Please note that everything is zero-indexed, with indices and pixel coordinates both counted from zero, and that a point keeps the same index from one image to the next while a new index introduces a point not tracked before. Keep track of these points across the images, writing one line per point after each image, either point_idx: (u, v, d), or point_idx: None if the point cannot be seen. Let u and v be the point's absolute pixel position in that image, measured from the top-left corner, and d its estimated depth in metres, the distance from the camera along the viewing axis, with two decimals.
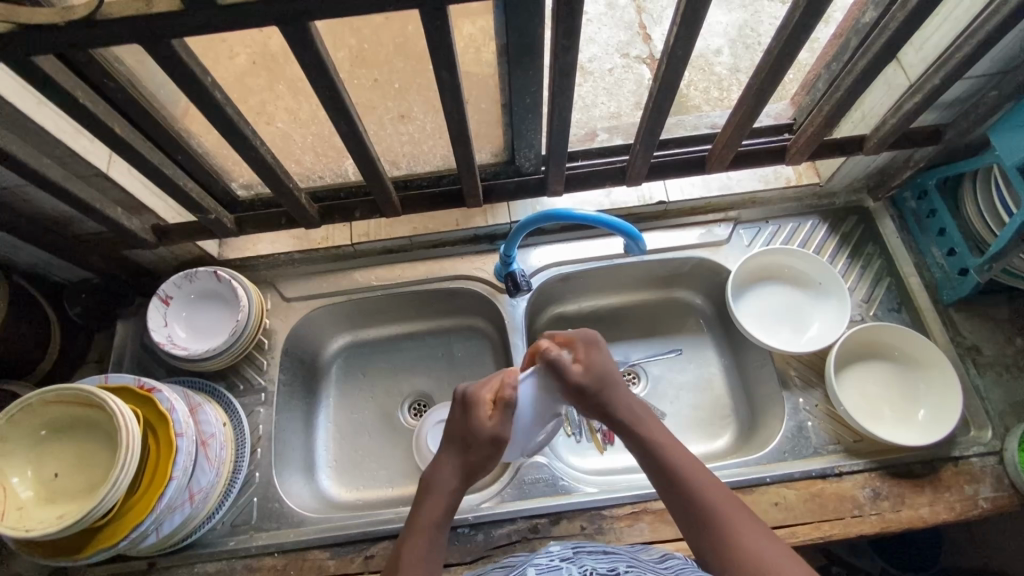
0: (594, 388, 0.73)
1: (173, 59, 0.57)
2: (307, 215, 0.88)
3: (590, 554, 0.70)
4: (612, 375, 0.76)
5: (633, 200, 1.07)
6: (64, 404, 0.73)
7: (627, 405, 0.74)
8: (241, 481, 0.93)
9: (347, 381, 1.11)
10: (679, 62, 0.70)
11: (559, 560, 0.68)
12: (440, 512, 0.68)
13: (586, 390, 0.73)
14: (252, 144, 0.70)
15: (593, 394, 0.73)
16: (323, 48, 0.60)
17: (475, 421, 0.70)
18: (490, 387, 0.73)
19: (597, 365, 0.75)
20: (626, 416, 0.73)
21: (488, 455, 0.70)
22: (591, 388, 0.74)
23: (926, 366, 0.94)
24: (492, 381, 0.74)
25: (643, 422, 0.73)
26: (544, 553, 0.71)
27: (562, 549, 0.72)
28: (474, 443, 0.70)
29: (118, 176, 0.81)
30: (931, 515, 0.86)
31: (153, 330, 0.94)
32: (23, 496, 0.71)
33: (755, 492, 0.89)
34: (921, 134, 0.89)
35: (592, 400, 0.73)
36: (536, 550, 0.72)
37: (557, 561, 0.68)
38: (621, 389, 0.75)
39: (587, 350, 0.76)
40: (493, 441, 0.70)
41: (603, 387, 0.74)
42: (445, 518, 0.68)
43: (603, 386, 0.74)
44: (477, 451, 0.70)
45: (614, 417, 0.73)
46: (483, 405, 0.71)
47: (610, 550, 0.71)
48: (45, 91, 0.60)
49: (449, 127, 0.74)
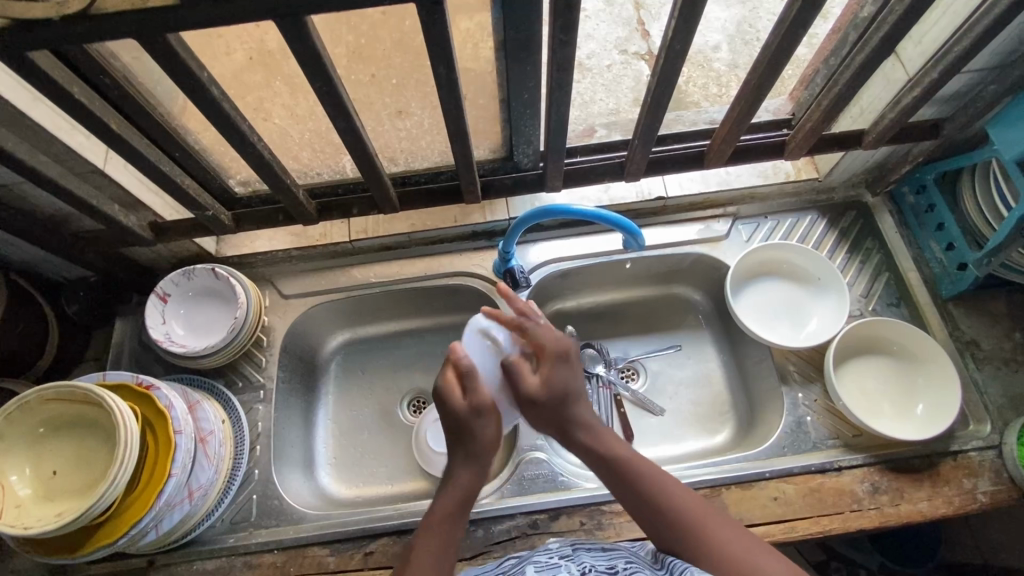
0: (549, 402, 0.71)
1: (169, 54, 0.57)
2: (304, 211, 0.87)
3: (589, 550, 0.71)
4: (576, 392, 0.72)
5: (632, 196, 1.07)
6: (61, 401, 0.73)
7: (591, 423, 0.72)
8: (240, 478, 0.93)
9: (346, 378, 1.12)
10: (678, 56, 0.70)
11: (558, 557, 0.69)
12: (456, 505, 0.68)
13: (539, 404, 0.71)
14: (249, 140, 0.70)
15: (547, 409, 0.71)
16: (319, 43, 0.59)
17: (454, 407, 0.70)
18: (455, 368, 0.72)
19: (562, 380, 0.72)
20: (588, 438, 0.71)
21: (480, 428, 0.70)
22: (547, 401, 0.71)
23: (926, 360, 0.94)
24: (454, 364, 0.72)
25: (611, 444, 0.71)
26: (544, 550, 0.72)
27: (562, 546, 0.73)
28: (467, 429, 0.70)
29: (115, 173, 0.81)
30: (930, 509, 0.86)
31: (151, 326, 0.94)
32: (22, 494, 0.71)
33: (755, 487, 0.89)
34: (920, 128, 0.89)
35: (548, 415, 0.72)
36: (536, 547, 0.72)
37: (556, 559, 0.68)
38: (582, 405, 0.73)
39: (555, 365, 0.72)
40: (472, 410, 0.69)
41: (561, 403, 0.71)
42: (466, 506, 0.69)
43: (561, 403, 0.71)
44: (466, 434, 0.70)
45: (572, 435, 0.72)
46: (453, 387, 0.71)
47: (609, 546, 0.72)
48: (41, 87, 0.59)
49: (446, 123, 0.74)
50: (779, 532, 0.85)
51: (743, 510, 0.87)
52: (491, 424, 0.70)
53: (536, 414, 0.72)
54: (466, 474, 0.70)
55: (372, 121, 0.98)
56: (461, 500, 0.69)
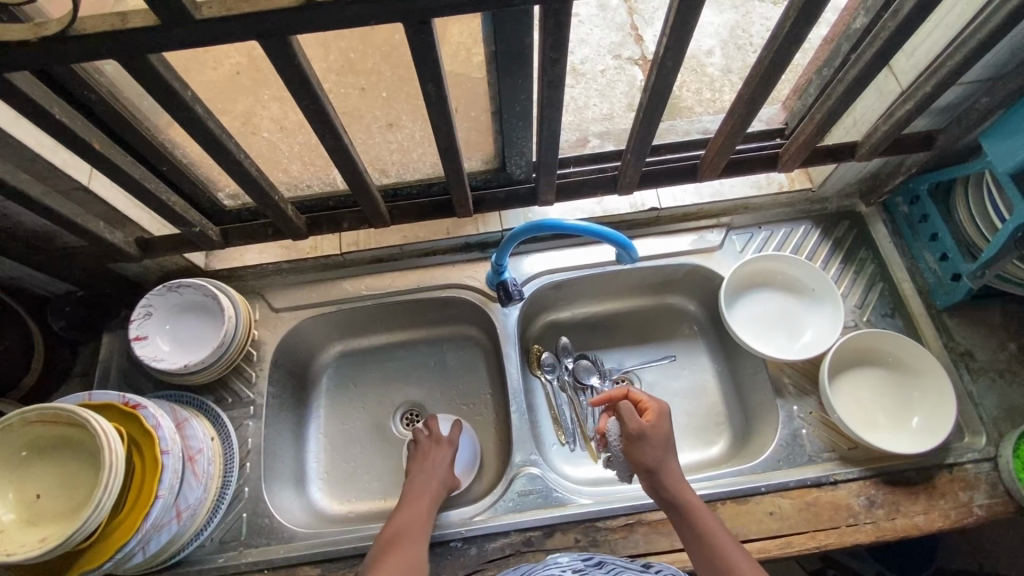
0: (650, 441, 0.78)
1: (152, 75, 0.56)
2: (293, 226, 0.86)
3: (600, 566, 0.76)
4: (669, 444, 0.80)
5: (625, 207, 1.06)
6: (45, 423, 0.71)
7: (675, 472, 0.78)
8: (230, 495, 0.92)
9: (338, 390, 1.10)
10: (670, 72, 0.69)
11: (570, 571, 0.74)
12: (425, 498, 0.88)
13: (640, 440, 0.78)
14: (237, 158, 0.69)
15: (644, 447, 0.78)
16: (305, 61, 0.58)
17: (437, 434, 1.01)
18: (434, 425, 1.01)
19: (662, 429, 0.80)
20: (673, 485, 0.77)
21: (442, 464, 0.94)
22: (649, 441, 0.78)
23: (922, 372, 0.94)
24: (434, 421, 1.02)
25: (687, 495, 0.76)
26: (554, 565, 0.77)
27: (572, 561, 0.78)
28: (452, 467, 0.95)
29: (100, 189, 0.79)
30: (926, 523, 0.86)
31: (148, 360, 0.91)
32: (4, 519, 0.69)
33: (750, 502, 0.88)
34: (914, 140, 0.89)
35: (645, 453, 0.78)
36: (548, 561, 0.78)
37: (569, 572, 0.74)
38: (673, 458, 0.79)
39: (659, 415, 0.81)
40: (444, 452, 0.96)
41: (661, 448, 0.78)
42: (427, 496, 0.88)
43: (656, 447, 0.78)
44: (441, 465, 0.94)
45: (660, 480, 0.77)
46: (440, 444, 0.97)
47: (620, 563, 0.77)
48: (21, 108, 0.58)
49: (437, 138, 0.73)
50: (775, 547, 0.85)
51: (738, 526, 0.86)
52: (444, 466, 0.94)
53: (637, 450, 0.78)
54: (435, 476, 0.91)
55: (363, 134, 0.96)
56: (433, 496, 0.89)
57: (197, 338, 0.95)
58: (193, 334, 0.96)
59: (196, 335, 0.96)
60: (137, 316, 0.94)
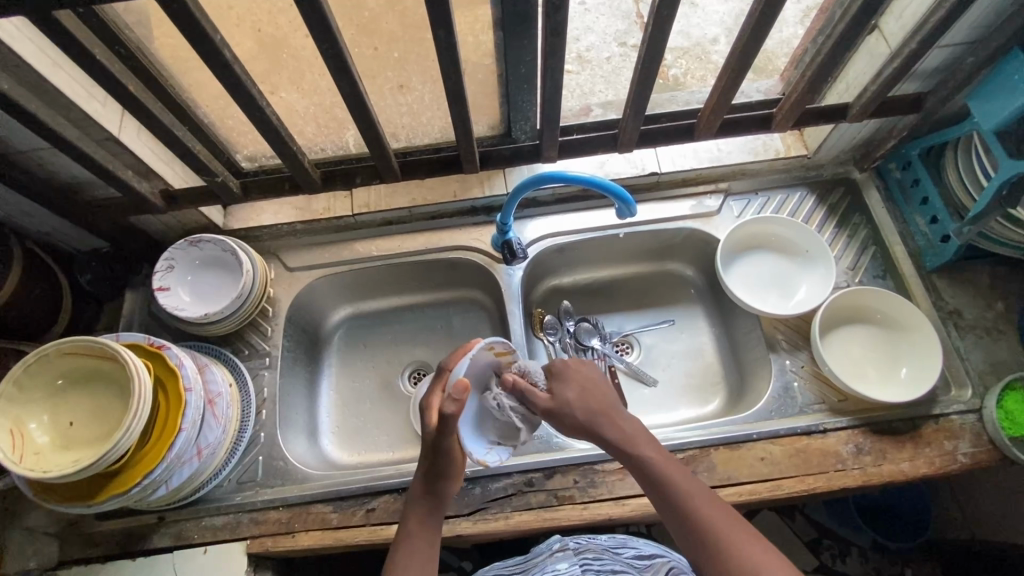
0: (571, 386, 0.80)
1: (185, 16, 0.60)
2: (309, 179, 0.91)
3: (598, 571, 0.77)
4: (592, 394, 0.80)
5: (627, 171, 1.10)
6: (79, 354, 0.76)
7: (601, 410, 0.78)
8: (246, 440, 0.96)
9: (349, 349, 1.15)
10: (664, 24, 0.73)
11: None
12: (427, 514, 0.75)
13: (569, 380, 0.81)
14: (258, 104, 0.73)
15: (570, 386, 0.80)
16: (326, 6, 0.63)
17: (433, 397, 0.76)
18: (439, 394, 0.76)
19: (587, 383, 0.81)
20: (603, 419, 0.76)
21: (448, 464, 0.75)
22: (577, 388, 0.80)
23: (910, 326, 0.97)
24: (437, 386, 0.77)
25: (608, 422, 0.76)
26: (552, 570, 0.78)
27: (570, 565, 0.78)
28: (449, 465, 0.75)
29: (129, 141, 0.84)
30: (912, 469, 0.89)
31: (170, 309, 0.96)
32: (40, 442, 0.74)
33: (742, 448, 0.92)
34: (904, 102, 0.92)
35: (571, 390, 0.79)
36: (546, 567, 0.79)
37: None
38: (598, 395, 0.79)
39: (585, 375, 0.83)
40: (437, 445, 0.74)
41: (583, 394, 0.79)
42: (434, 511, 0.76)
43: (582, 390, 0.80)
44: (437, 463, 0.75)
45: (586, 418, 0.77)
46: (431, 411, 0.75)
47: (617, 569, 0.77)
48: (64, 48, 0.63)
49: (446, 88, 0.77)
50: (766, 490, 0.89)
51: (730, 469, 0.90)
52: (449, 463, 0.75)
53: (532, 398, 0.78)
54: (428, 482, 0.76)
55: (375, 97, 0.98)
56: (431, 508, 0.76)
57: (217, 292, 1.01)
58: (213, 287, 1.01)
59: (216, 288, 1.01)
60: (160, 268, 0.99)
